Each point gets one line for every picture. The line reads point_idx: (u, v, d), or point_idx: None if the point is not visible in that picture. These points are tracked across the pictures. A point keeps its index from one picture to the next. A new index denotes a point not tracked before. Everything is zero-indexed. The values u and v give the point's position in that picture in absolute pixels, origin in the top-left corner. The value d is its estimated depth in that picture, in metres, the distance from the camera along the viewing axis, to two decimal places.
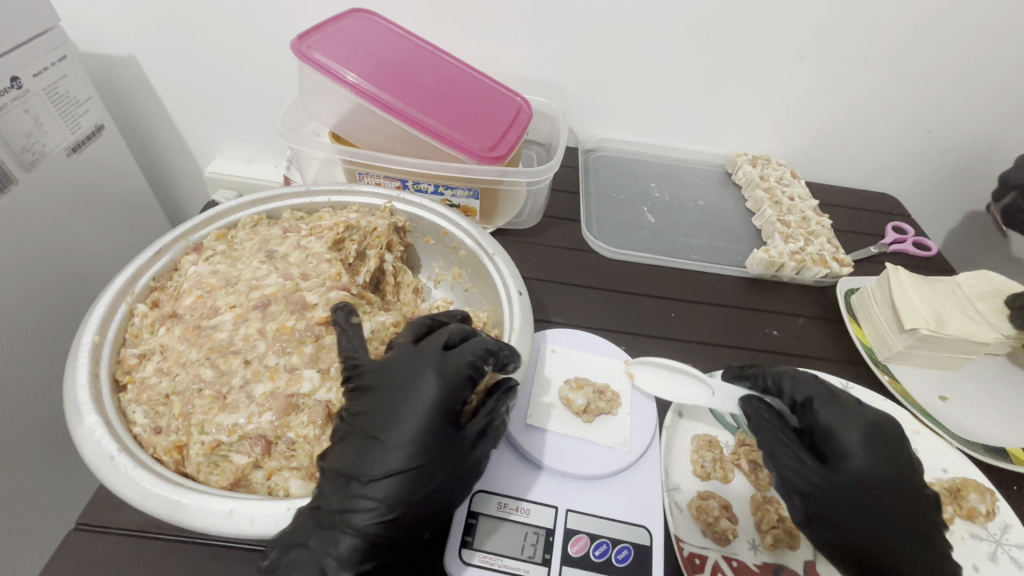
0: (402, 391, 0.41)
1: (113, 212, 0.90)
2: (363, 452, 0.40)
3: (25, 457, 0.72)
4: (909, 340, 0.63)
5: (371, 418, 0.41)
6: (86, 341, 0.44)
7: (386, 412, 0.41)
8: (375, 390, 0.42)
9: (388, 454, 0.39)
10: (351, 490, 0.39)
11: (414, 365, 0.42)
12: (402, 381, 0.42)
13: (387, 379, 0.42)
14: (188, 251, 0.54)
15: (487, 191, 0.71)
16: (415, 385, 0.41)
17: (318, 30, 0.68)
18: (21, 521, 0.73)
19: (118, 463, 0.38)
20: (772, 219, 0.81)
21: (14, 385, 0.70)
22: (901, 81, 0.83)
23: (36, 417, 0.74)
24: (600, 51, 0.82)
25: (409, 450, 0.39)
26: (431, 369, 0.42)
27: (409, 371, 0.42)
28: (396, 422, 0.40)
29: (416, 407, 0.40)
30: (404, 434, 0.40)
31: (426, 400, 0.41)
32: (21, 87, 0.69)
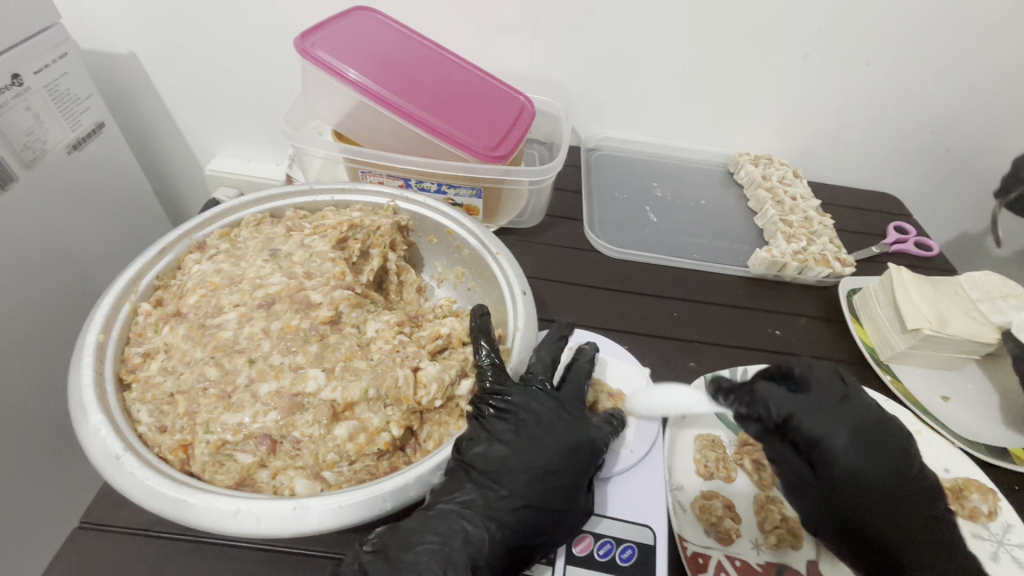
0: (557, 429, 0.47)
1: (114, 210, 0.90)
2: (513, 470, 0.44)
3: (28, 457, 0.72)
4: (912, 340, 0.63)
5: (526, 443, 0.46)
6: (90, 339, 0.44)
7: (543, 445, 0.46)
8: (531, 419, 0.47)
9: (541, 483, 0.44)
10: (501, 503, 0.43)
11: (568, 413, 0.49)
12: (556, 423, 0.47)
13: (542, 414, 0.47)
14: (191, 250, 0.54)
15: (490, 189, 0.71)
16: (570, 423, 0.48)
17: (321, 28, 0.67)
18: (26, 519, 0.73)
19: (123, 462, 0.38)
20: (775, 219, 0.81)
21: (17, 384, 0.70)
22: (903, 81, 0.83)
23: (39, 416, 0.74)
24: (603, 50, 0.82)
25: (559, 480, 0.45)
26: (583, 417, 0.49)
27: (563, 408, 0.48)
28: (547, 450, 0.46)
29: (569, 440, 0.46)
30: (558, 466, 0.45)
31: (580, 438, 0.47)
32: (22, 84, 0.68)
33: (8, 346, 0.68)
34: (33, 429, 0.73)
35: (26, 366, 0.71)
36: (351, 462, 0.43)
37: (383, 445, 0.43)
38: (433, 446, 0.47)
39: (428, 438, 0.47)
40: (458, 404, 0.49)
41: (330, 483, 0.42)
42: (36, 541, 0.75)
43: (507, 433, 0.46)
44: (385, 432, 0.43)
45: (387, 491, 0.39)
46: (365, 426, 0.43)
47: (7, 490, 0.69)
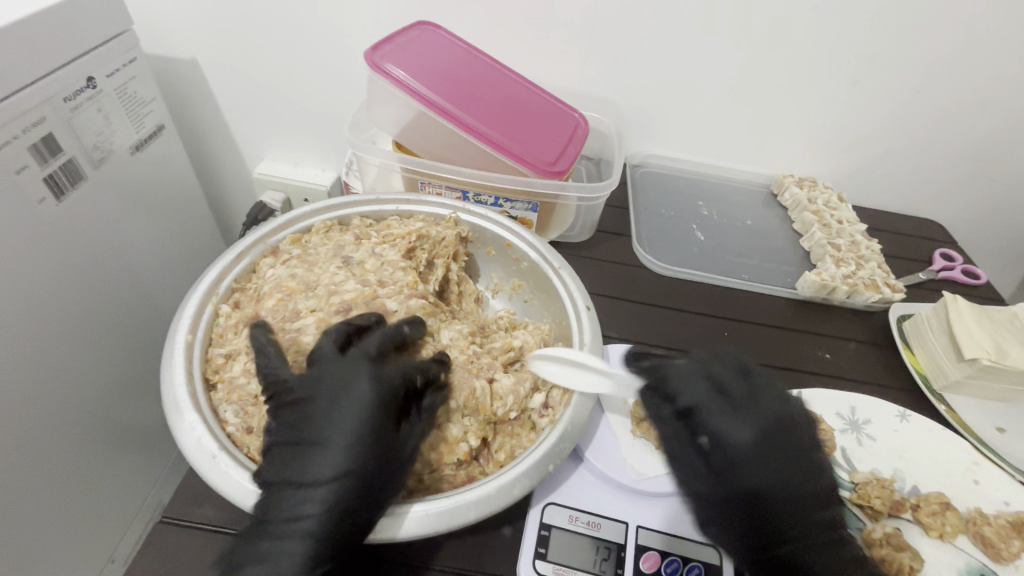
0: (366, 419, 0.39)
1: (166, 210, 0.92)
2: (300, 459, 0.39)
3: (83, 448, 0.74)
4: (968, 369, 0.63)
5: (303, 428, 0.40)
6: (180, 339, 0.45)
7: (318, 426, 0.40)
8: (305, 402, 0.41)
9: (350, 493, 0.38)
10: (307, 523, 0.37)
11: (334, 377, 0.41)
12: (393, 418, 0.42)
13: (347, 402, 0.39)
14: (265, 254, 0.55)
15: (545, 204, 0.72)
16: (344, 389, 0.40)
17: (387, 40, 0.69)
18: (76, 515, 0.74)
19: (219, 461, 0.39)
20: (823, 241, 0.81)
21: (75, 379, 0.72)
22: (954, 109, 0.83)
23: (90, 412, 0.75)
24: (653, 69, 0.83)
25: (337, 455, 0.38)
26: (360, 372, 0.41)
27: (332, 374, 0.41)
28: (326, 425, 0.39)
29: (343, 409, 0.39)
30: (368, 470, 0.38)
31: (352, 401, 0.39)
32: (95, 87, 0.71)
33: (70, 341, 0.71)
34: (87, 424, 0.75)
35: (82, 360, 0.73)
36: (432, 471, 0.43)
37: (462, 455, 0.43)
38: (505, 457, 0.46)
39: (500, 449, 0.46)
40: (530, 416, 0.48)
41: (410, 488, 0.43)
42: (84, 536, 0.76)
43: (304, 430, 0.40)
44: (463, 442, 0.44)
45: (470, 500, 0.39)
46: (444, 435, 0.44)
47: (62, 487, 0.71)
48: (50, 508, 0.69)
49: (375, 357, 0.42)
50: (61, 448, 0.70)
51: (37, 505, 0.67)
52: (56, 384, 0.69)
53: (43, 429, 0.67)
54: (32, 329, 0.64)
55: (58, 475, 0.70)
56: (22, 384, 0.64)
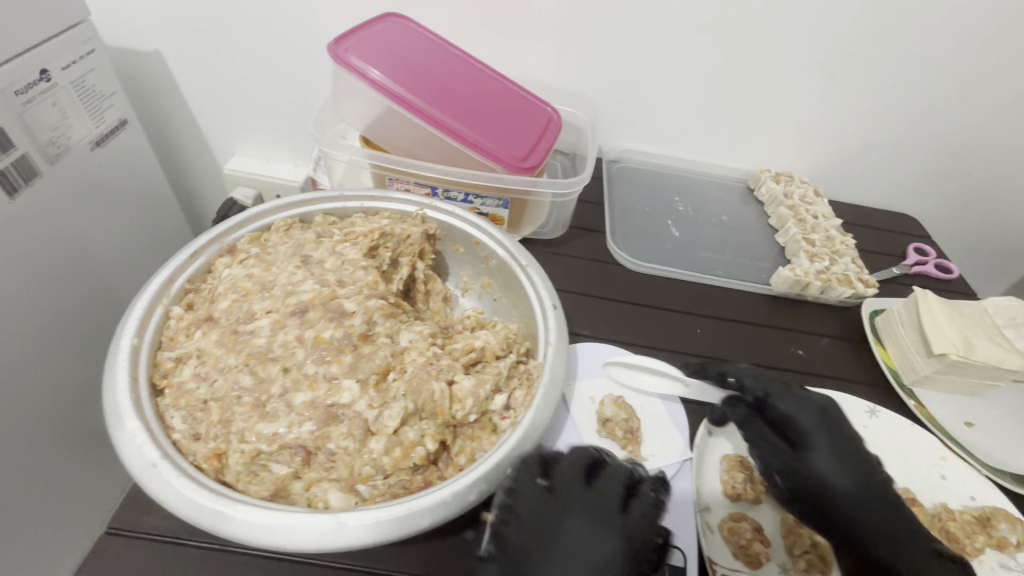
0: (615, 573, 0.40)
1: (131, 207, 0.89)
2: None
3: (43, 454, 0.72)
4: (937, 365, 0.62)
5: (550, 563, 0.41)
6: (125, 343, 0.44)
7: (570, 565, 0.41)
8: (535, 533, 0.42)
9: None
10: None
11: (549, 512, 0.43)
12: (568, 520, 0.43)
13: (598, 550, 0.41)
14: (222, 253, 0.54)
15: (516, 200, 0.71)
16: (581, 535, 0.42)
17: (353, 33, 0.67)
18: (38, 523, 0.72)
19: (160, 470, 0.37)
20: (797, 237, 0.81)
21: (34, 383, 0.69)
22: (928, 103, 0.83)
23: (51, 417, 0.73)
24: (629, 63, 0.82)
25: None
26: (596, 521, 0.43)
27: (583, 517, 0.43)
28: (573, 568, 0.40)
29: (603, 557, 0.41)
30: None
31: (612, 556, 0.41)
32: (50, 80, 0.69)
33: (28, 345, 0.68)
34: (49, 430, 0.72)
35: (40, 364, 0.71)
36: (386, 476, 0.42)
37: (418, 460, 0.42)
38: (465, 461, 0.45)
39: (460, 452, 0.45)
40: (491, 418, 0.47)
41: (364, 497, 0.41)
42: (47, 546, 0.74)
43: (534, 565, 0.41)
44: (420, 446, 0.42)
45: (423, 507, 0.38)
46: (400, 439, 0.42)
47: (22, 496, 0.69)
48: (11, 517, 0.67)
49: (565, 500, 0.44)
50: (21, 454, 0.68)
51: None
52: (13, 388, 0.66)
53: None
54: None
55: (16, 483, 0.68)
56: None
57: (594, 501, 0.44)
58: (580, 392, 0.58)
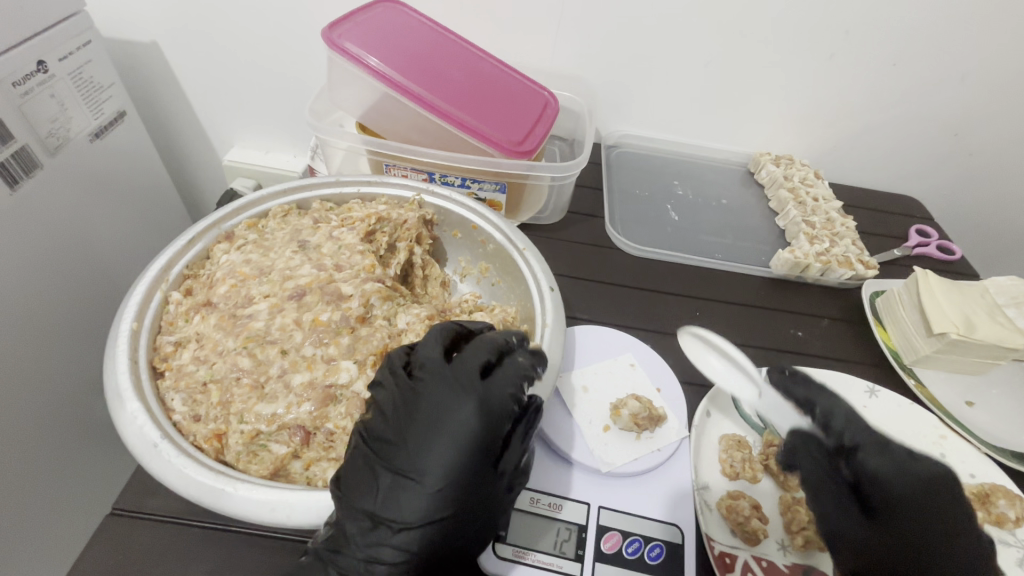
0: (463, 448, 0.39)
1: (131, 198, 0.90)
2: (400, 483, 0.38)
3: (51, 442, 0.73)
4: (937, 344, 0.62)
5: (402, 446, 0.39)
6: (124, 327, 0.44)
7: (421, 443, 0.39)
8: (391, 418, 0.40)
9: (418, 497, 0.37)
10: (372, 529, 0.37)
11: (410, 390, 0.41)
12: (427, 398, 0.41)
13: (455, 426, 0.39)
14: (219, 239, 0.54)
15: (513, 185, 0.71)
16: (442, 409, 0.40)
17: (347, 19, 0.67)
18: (48, 508, 0.73)
19: (161, 450, 0.38)
20: (797, 219, 0.80)
21: (39, 373, 0.70)
22: (930, 82, 0.82)
23: (57, 406, 0.74)
24: (626, 45, 0.81)
25: (444, 482, 0.38)
26: (457, 392, 0.41)
27: (443, 391, 0.41)
28: (426, 446, 0.39)
29: (454, 432, 0.39)
30: (453, 462, 0.38)
31: (465, 426, 0.39)
32: (47, 71, 0.69)
33: (34, 336, 0.69)
34: (58, 419, 0.74)
35: (48, 353, 0.72)
36: None
37: None
38: None
39: None
40: None
41: None
42: (62, 529, 0.76)
43: (389, 445, 0.39)
44: None
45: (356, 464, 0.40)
46: None
47: (33, 482, 0.70)
48: (20, 504, 0.69)
49: (438, 370, 0.42)
50: (29, 442, 0.69)
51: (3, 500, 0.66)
52: (19, 379, 0.67)
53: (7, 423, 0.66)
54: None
55: (28, 469, 0.69)
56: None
57: (453, 373, 0.42)
58: (570, 385, 0.57)
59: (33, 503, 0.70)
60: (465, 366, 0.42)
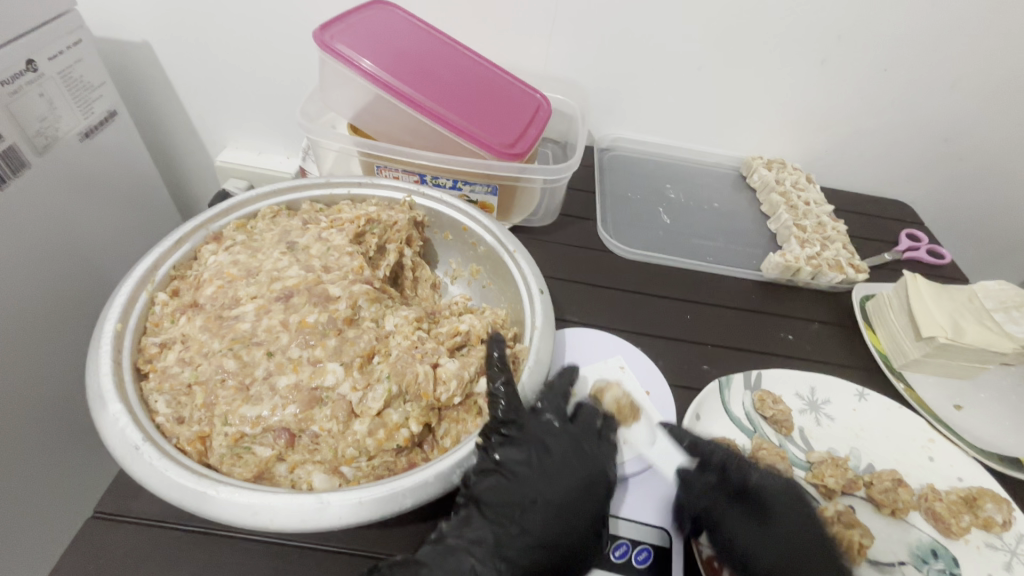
0: (594, 488, 0.45)
1: (121, 199, 0.89)
2: (537, 509, 0.44)
3: (36, 443, 0.72)
4: (925, 348, 0.63)
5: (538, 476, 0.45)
6: (108, 328, 0.43)
7: (556, 480, 0.45)
8: (530, 450, 0.46)
9: (554, 524, 0.43)
10: (512, 541, 0.42)
11: (547, 430, 0.48)
12: (561, 442, 0.48)
13: (588, 470, 0.46)
14: (207, 240, 0.54)
15: (505, 187, 0.71)
16: (576, 456, 0.47)
17: (339, 20, 0.67)
18: (30, 512, 0.73)
19: (142, 452, 0.37)
20: (788, 223, 0.80)
21: (23, 374, 0.69)
22: (920, 87, 0.83)
23: (41, 407, 0.73)
24: (619, 48, 0.81)
25: (578, 515, 0.44)
26: (588, 448, 0.48)
27: (574, 442, 0.48)
28: (560, 480, 0.45)
29: (588, 474, 0.46)
30: (585, 498, 0.45)
31: (595, 473, 0.46)
32: (36, 70, 0.68)
33: (19, 338, 0.69)
34: (40, 420, 0.73)
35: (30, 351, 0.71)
36: (370, 457, 0.42)
37: (403, 441, 0.42)
38: (450, 443, 0.46)
39: (445, 435, 0.46)
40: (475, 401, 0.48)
41: (348, 478, 0.42)
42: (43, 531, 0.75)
43: (526, 475, 0.45)
44: (404, 428, 0.43)
45: (407, 487, 0.38)
46: (384, 421, 0.42)
47: (14, 485, 0.69)
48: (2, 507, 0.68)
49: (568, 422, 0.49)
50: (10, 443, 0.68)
51: None
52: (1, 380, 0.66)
53: None
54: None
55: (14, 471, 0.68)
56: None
57: (577, 429, 0.49)
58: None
59: (14, 505, 0.70)
60: (587, 424, 0.50)
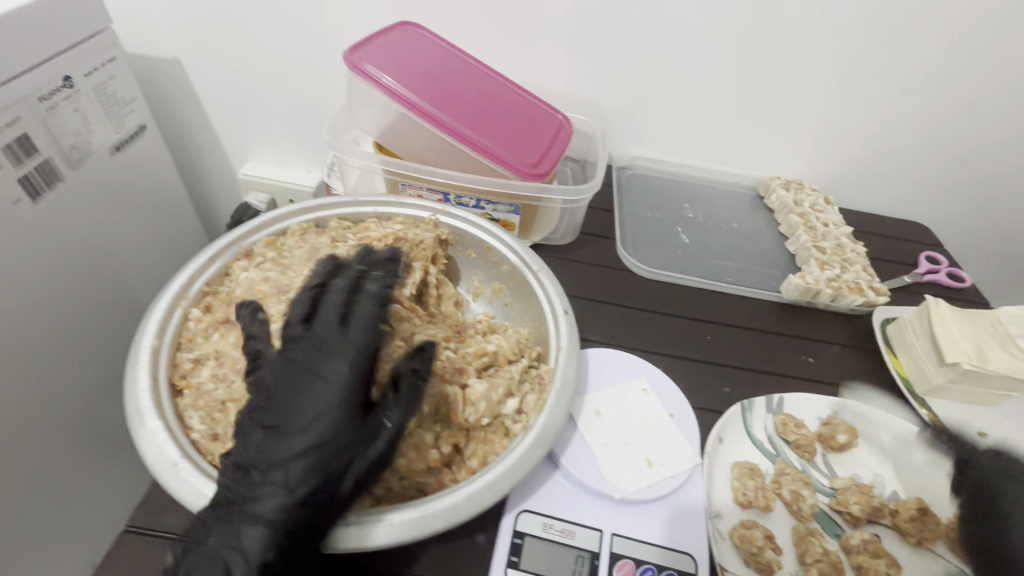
0: (336, 400, 0.41)
1: (148, 210, 0.91)
2: (268, 441, 0.40)
3: (52, 451, 0.73)
4: (949, 374, 0.62)
5: (272, 407, 0.41)
6: (146, 344, 0.45)
7: (290, 403, 0.41)
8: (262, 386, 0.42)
9: (303, 447, 0.39)
10: (263, 493, 0.38)
11: (292, 351, 0.44)
12: (286, 362, 0.43)
13: (327, 379, 0.41)
14: (239, 257, 0.55)
15: (527, 206, 0.72)
16: (313, 369, 0.42)
17: (368, 41, 0.68)
18: (44, 520, 0.73)
19: (180, 470, 0.38)
20: (808, 244, 0.81)
21: (41, 382, 0.71)
22: (940, 111, 0.83)
23: (57, 415, 0.74)
24: (639, 68, 0.83)
25: (327, 439, 0.40)
26: (336, 354, 0.43)
27: (311, 352, 0.43)
28: (306, 398, 0.41)
29: (327, 384, 0.41)
30: (312, 416, 0.40)
31: (331, 381, 0.41)
32: (72, 86, 0.70)
33: (39, 346, 0.70)
34: (58, 430, 0.74)
35: (50, 358, 0.72)
36: (401, 479, 0.44)
37: (432, 461, 0.44)
38: (477, 464, 0.45)
39: (472, 456, 0.46)
40: (503, 421, 0.47)
41: (382, 499, 0.43)
42: (56, 541, 0.76)
43: (268, 409, 0.41)
44: (435, 448, 0.45)
45: (439, 510, 0.39)
46: (416, 443, 0.44)
47: (29, 494, 0.70)
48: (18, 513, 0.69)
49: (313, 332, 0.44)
50: (26, 452, 0.69)
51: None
52: (19, 387, 0.67)
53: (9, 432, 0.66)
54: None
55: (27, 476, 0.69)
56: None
57: (320, 338, 0.44)
58: (582, 409, 0.55)
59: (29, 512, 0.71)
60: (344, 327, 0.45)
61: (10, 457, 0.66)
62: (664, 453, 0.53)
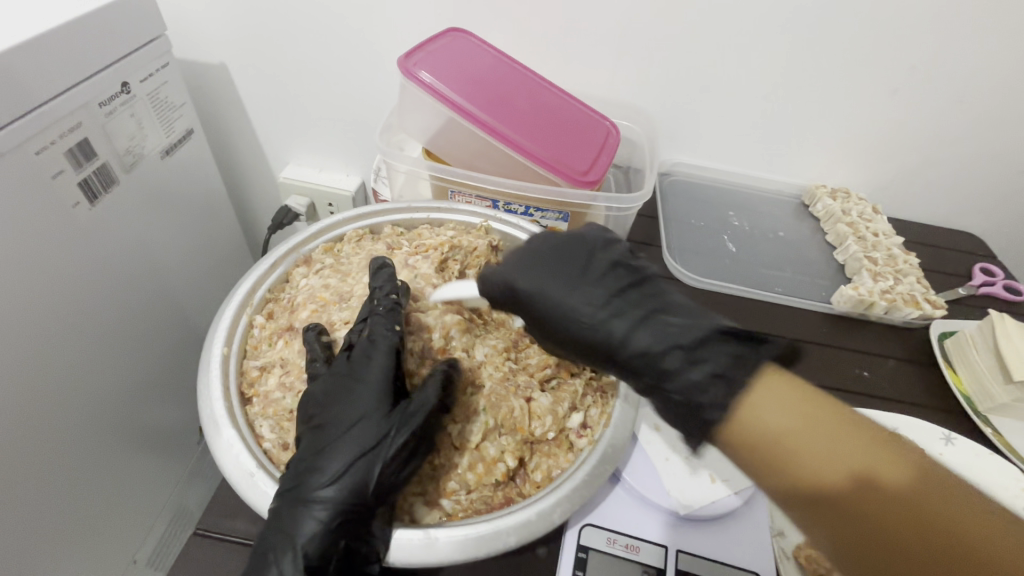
0: (364, 428, 0.41)
1: (192, 212, 0.93)
2: (309, 465, 0.40)
3: (95, 448, 0.75)
4: (1016, 392, 0.61)
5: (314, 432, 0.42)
6: (216, 353, 0.46)
7: (327, 429, 0.42)
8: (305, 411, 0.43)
9: (338, 474, 0.40)
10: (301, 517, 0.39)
11: (329, 377, 0.44)
12: (325, 389, 0.44)
13: (357, 406, 0.42)
14: (298, 263, 0.55)
15: (576, 214, 0.71)
16: (347, 396, 0.43)
17: (420, 48, 0.68)
18: (85, 514, 0.75)
19: (257, 480, 0.40)
20: (859, 254, 0.79)
21: (89, 379, 0.72)
22: (1000, 119, 0.81)
23: (102, 413, 0.76)
24: (686, 75, 0.82)
25: (358, 466, 0.40)
26: (366, 381, 0.43)
27: (344, 380, 0.43)
28: (340, 425, 0.42)
29: (357, 412, 0.42)
30: (347, 443, 0.41)
31: (360, 409, 0.42)
32: (129, 92, 0.72)
33: (89, 344, 0.71)
34: (97, 425, 0.75)
35: (99, 358, 0.74)
36: (469, 491, 0.45)
37: (500, 475, 0.45)
38: (541, 477, 0.47)
39: (536, 469, 0.47)
40: (568, 436, 0.49)
41: (448, 511, 0.44)
42: (95, 532, 0.77)
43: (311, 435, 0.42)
44: (501, 462, 0.45)
45: (509, 526, 0.40)
46: (482, 455, 0.45)
47: (73, 490, 0.72)
48: (63, 507, 0.71)
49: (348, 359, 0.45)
50: (71, 446, 0.70)
51: (44, 502, 0.67)
52: (70, 383, 0.69)
53: (57, 429, 0.68)
54: (49, 326, 0.65)
55: (72, 471, 0.71)
56: (36, 386, 0.64)
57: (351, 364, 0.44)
58: (641, 423, 0.55)
59: (72, 506, 0.72)
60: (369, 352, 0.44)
61: (55, 452, 0.68)
62: (726, 470, 0.51)
